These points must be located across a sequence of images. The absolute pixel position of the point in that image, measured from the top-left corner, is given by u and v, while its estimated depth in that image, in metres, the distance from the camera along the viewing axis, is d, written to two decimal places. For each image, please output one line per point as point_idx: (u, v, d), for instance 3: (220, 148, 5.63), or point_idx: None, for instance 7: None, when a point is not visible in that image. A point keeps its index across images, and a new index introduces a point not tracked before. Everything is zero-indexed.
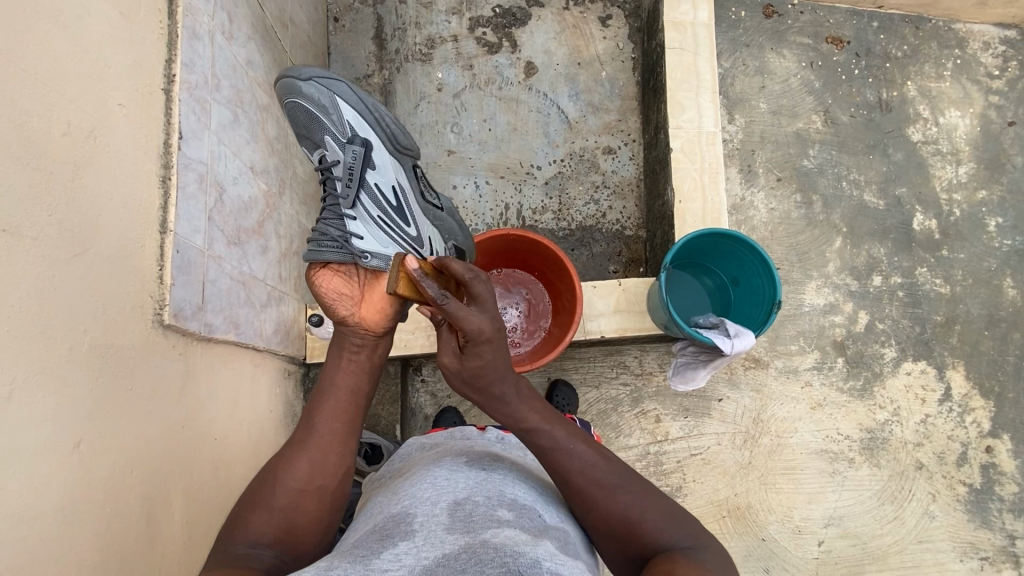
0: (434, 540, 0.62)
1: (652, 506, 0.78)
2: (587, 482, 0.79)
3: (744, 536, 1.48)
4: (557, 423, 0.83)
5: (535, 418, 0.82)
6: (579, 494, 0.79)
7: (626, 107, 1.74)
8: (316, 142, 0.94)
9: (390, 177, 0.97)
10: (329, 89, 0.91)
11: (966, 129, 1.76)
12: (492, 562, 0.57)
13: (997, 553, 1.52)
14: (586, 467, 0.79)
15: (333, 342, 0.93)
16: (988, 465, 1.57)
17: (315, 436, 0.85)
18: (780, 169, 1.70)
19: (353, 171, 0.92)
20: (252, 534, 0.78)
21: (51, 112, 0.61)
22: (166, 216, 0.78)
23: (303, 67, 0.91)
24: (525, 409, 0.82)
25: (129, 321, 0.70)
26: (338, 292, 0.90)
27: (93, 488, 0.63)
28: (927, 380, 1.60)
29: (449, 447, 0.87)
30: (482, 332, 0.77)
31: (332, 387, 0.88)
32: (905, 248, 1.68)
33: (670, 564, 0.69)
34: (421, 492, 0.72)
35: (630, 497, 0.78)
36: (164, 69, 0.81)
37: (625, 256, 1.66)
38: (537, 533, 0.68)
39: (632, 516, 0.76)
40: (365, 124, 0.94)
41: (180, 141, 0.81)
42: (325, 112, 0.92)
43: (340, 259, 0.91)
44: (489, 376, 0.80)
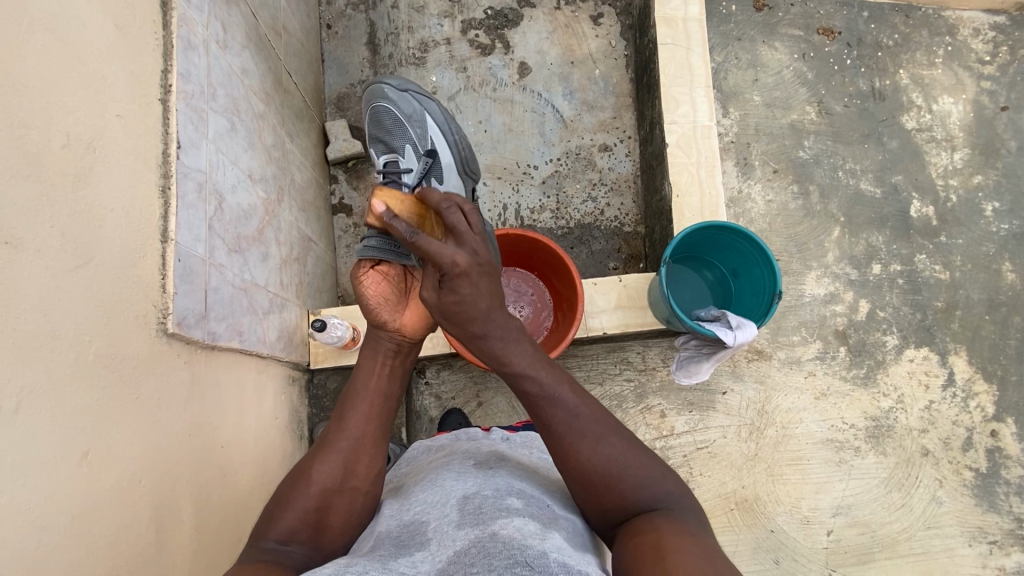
0: (445, 539, 0.63)
1: (637, 463, 0.77)
2: (567, 427, 0.78)
3: (753, 527, 1.48)
4: (547, 368, 0.80)
5: (523, 363, 0.79)
6: (560, 442, 0.77)
7: (621, 104, 1.74)
8: (394, 145, 1.06)
9: (453, 197, 1.10)
10: (420, 106, 1.07)
11: (959, 116, 1.76)
12: (501, 554, 0.57)
13: (1006, 536, 1.52)
14: (570, 417, 0.78)
15: (366, 345, 0.91)
16: (993, 449, 1.57)
17: (349, 436, 0.85)
18: (776, 161, 1.71)
19: (426, 184, 1.04)
20: (283, 530, 0.77)
21: (50, 125, 0.61)
22: (166, 226, 0.78)
23: (397, 78, 1.09)
24: (512, 351, 0.80)
25: (132, 331, 0.70)
26: (384, 296, 0.90)
27: (101, 499, 0.63)
28: (930, 366, 1.60)
29: (456, 447, 0.87)
30: (456, 264, 0.75)
31: (366, 390, 0.88)
32: (903, 235, 1.68)
33: (658, 535, 0.69)
34: (431, 496, 0.72)
35: (614, 449, 0.77)
36: (161, 80, 0.81)
37: (625, 252, 1.66)
38: (547, 521, 0.68)
39: (614, 471, 0.76)
40: (442, 139, 1.08)
41: (179, 150, 0.82)
42: (410, 121, 1.06)
43: (396, 261, 0.89)
44: (472, 313, 0.78)
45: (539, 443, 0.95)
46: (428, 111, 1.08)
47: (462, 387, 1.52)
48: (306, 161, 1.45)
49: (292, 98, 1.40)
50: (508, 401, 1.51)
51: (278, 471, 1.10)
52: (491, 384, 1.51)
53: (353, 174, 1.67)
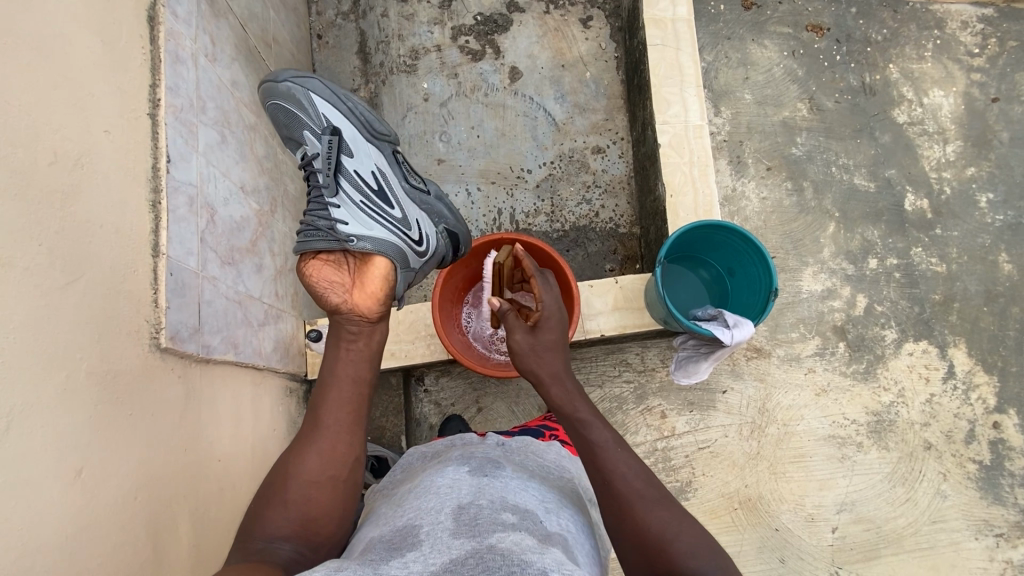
0: (440, 547, 0.62)
1: (688, 531, 0.78)
2: (626, 487, 0.82)
3: (758, 526, 1.48)
4: (607, 428, 0.90)
5: (587, 414, 0.92)
6: (618, 496, 0.82)
7: (613, 106, 1.75)
8: (297, 137, 1.02)
9: (369, 163, 1.03)
10: (302, 86, 1.00)
11: (950, 108, 1.77)
12: (500, 570, 0.57)
13: (1012, 529, 1.51)
14: (626, 471, 0.84)
15: (329, 335, 0.97)
16: (996, 441, 1.56)
17: (320, 426, 0.88)
18: (770, 158, 1.71)
19: (331, 160, 0.99)
20: (270, 531, 0.80)
21: (37, 142, 0.61)
22: (158, 240, 0.78)
23: (276, 68, 1.02)
24: (581, 404, 0.95)
25: (125, 346, 0.70)
26: (327, 283, 0.97)
27: (97, 518, 0.63)
28: (930, 359, 1.60)
29: (450, 454, 0.86)
30: (550, 312, 1.09)
31: (333, 377, 0.92)
32: (898, 229, 1.68)
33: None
34: (424, 501, 0.71)
35: (667, 515, 0.80)
36: (149, 95, 0.81)
37: (621, 253, 1.66)
38: (544, 539, 0.68)
39: (666, 533, 0.78)
40: (336, 112, 1.01)
41: (169, 164, 0.82)
42: (300, 107, 1.00)
43: (329, 247, 0.98)
44: (557, 355, 1.03)
45: (532, 447, 0.93)
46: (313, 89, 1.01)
47: (461, 394, 1.51)
48: (299, 171, 1.45)
49: None
50: (508, 406, 1.51)
51: None
52: (491, 389, 1.51)
53: None
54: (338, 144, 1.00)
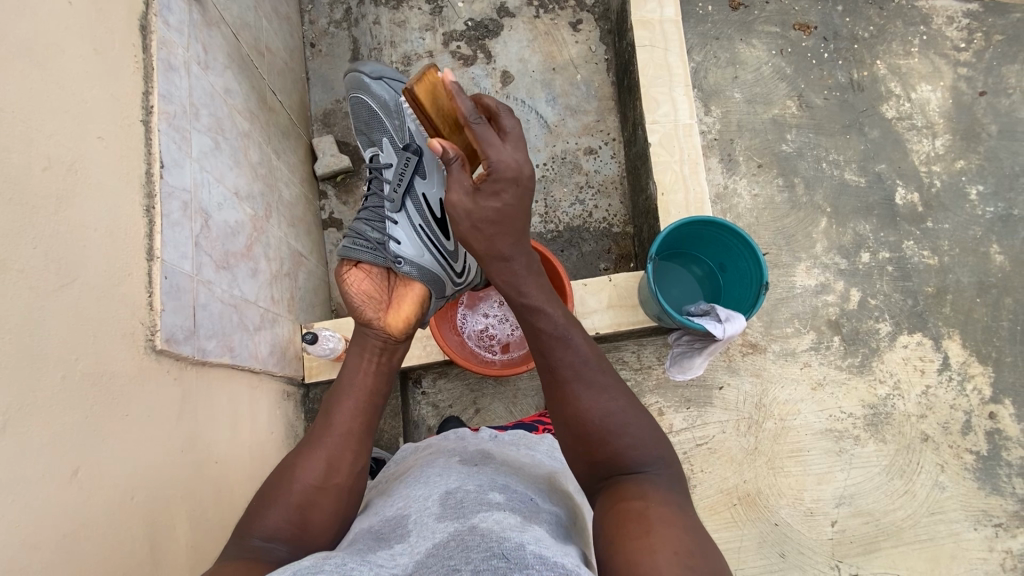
0: (426, 532, 0.63)
1: (631, 417, 0.83)
2: (574, 373, 0.85)
3: (757, 522, 1.48)
4: (559, 309, 0.89)
5: (540, 300, 0.88)
6: (561, 382, 0.85)
7: (604, 107, 1.76)
8: (372, 137, 1.05)
9: (438, 189, 1.06)
10: (398, 94, 1.03)
11: (938, 103, 1.78)
12: (479, 547, 0.57)
13: (1011, 519, 1.51)
14: (574, 359, 0.85)
15: (354, 343, 1.00)
16: (993, 432, 1.57)
17: (331, 433, 0.89)
18: (760, 156, 1.72)
19: (403, 177, 1.03)
20: (267, 527, 0.79)
21: (31, 148, 0.62)
22: (152, 244, 0.79)
23: (373, 64, 1.05)
24: (530, 288, 0.89)
25: (120, 348, 0.71)
26: (368, 294, 1.02)
27: (92, 516, 0.63)
28: (925, 351, 1.61)
29: (442, 447, 0.88)
30: (504, 167, 0.85)
31: (351, 387, 0.94)
32: (889, 223, 1.69)
33: (643, 503, 0.72)
34: (413, 492, 0.72)
35: (615, 405, 0.83)
36: (142, 101, 0.82)
37: (615, 253, 1.68)
38: (530, 515, 0.68)
39: (610, 423, 0.82)
40: (422, 130, 1.04)
41: (162, 170, 0.83)
42: (387, 115, 1.02)
43: (373, 261, 1.04)
44: (509, 218, 0.88)
45: (526, 441, 0.95)
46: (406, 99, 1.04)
47: (459, 395, 1.52)
48: (293, 177, 1.47)
49: (277, 115, 1.42)
50: (506, 407, 1.51)
51: None
52: (488, 390, 1.52)
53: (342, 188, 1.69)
54: (414, 163, 1.03)
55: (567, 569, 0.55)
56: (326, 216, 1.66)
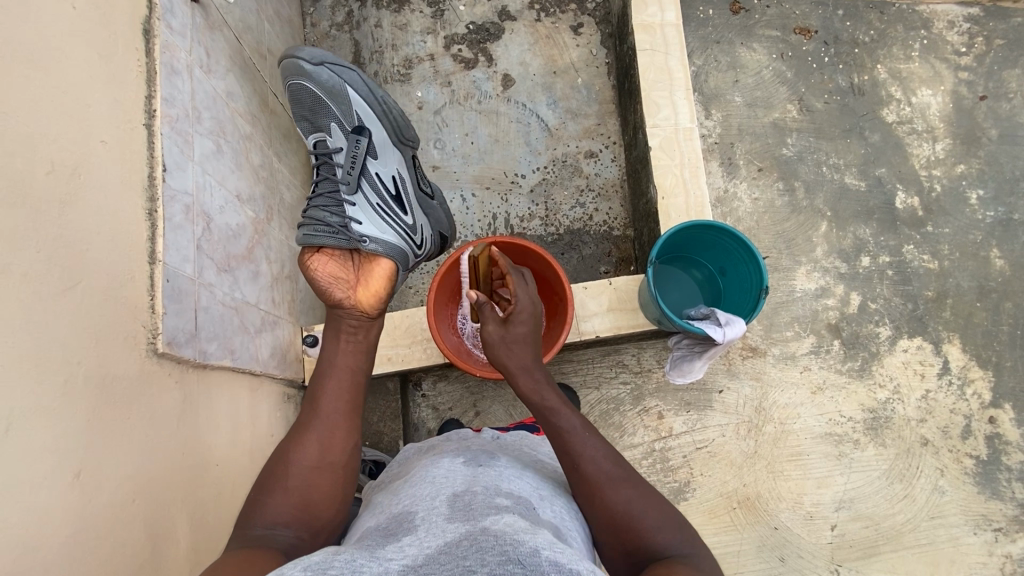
0: (435, 530, 0.63)
1: (658, 513, 0.79)
2: (597, 469, 0.82)
3: (757, 526, 1.48)
4: (576, 412, 0.88)
5: (556, 401, 0.89)
6: (589, 484, 0.81)
7: (604, 110, 1.77)
8: (319, 124, 1.07)
9: (390, 167, 1.11)
10: (339, 78, 1.05)
11: (938, 107, 1.79)
12: (492, 550, 0.57)
13: (1011, 523, 1.51)
14: (597, 456, 0.83)
15: (327, 329, 1.01)
16: (992, 436, 1.57)
17: (318, 414, 0.91)
18: (761, 160, 1.73)
19: (355, 159, 1.05)
20: (270, 517, 0.80)
21: (34, 152, 0.62)
22: (154, 247, 0.79)
23: (311, 50, 1.04)
24: (549, 392, 0.91)
25: (122, 351, 0.71)
26: (336, 276, 1.02)
27: (94, 518, 0.63)
28: (925, 355, 1.61)
29: (446, 447, 0.88)
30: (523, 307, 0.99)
31: (331, 368, 0.96)
32: (890, 227, 1.69)
33: (666, 572, 0.69)
34: (420, 491, 0.73)
35: (633, 494, 0.80)
36: (145, 105, 0.83)
37: (615, 256, 1.68)
38: (536, 520, 0.68)
39: (633, 516, 0.78)
40: (368, 111, 1.08)
41: (164, 173, 0.83)
42: (332, 98, 1.05)
43: (337, 244, 1.03)
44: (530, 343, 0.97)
45: (527, 442, 0.95)
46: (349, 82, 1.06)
47: (459, 398, 1.52)
48: (294, 180, 1.47)
49: (279, 118, 1.42)
50: (505, 409, 1.52)
51: None
52: (488, 393, 1.52)
53: None
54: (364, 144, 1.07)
55: (584, 573, 0.55)
56: None
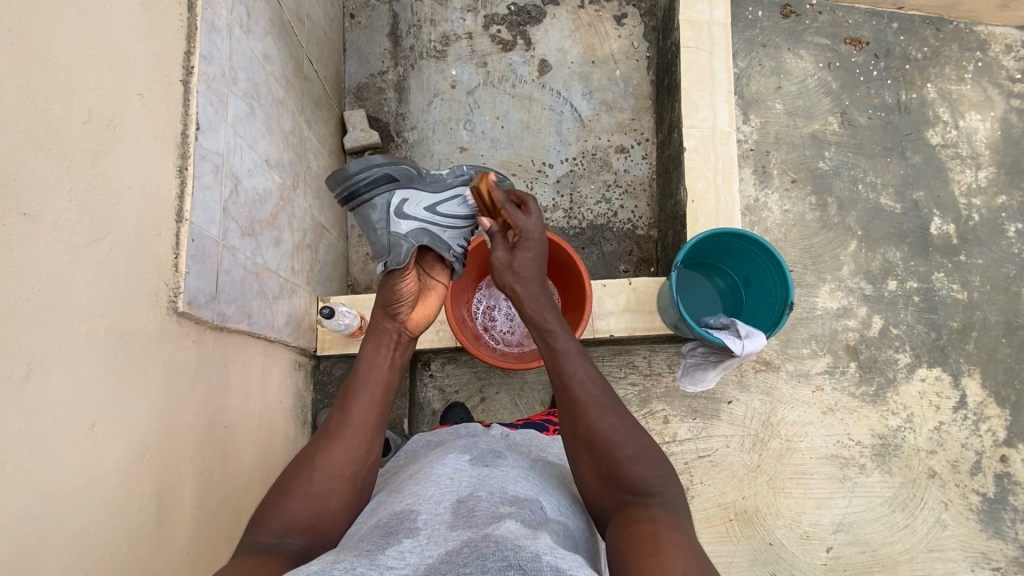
0: (437, 537, 0.63)
1: (642, 452, 0.79)
2: (582, 393, 0.83)
3: (751, 539, 1.47)
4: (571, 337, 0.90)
5: (554, 322, 0.90)
6: (575, 402, 0.83)
7: (640, 106, 1.73)
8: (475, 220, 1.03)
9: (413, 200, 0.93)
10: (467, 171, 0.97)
11: (986, 134, 1.73)
12: (494, 557, 0.57)
13: (1010, 563, 1.48)
14: (585, 381, 0.84)
15: (366, 338, 0.93)
16: (1002, 475, 1.54)
17: (350, 426, 0.83)
18: (795, 171, 1.68)
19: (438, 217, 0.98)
20: (285, 518, 0.75)
21: (72, 100, 0.62)
22: (182, 206, 0.79)
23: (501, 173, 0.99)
24: (548, 313, 0.91)
25: (143, 307, 0.71)
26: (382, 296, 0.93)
27: (105, 472, 0.64)
28: (942, 387, 1.58)
29: (453, 442, 0.87)
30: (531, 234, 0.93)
31: (367, 381, 0.88)
32: (921, 252, 1.65)
33: (654, 526, 0.68)
34: (424, 490, 0.73)
35: (615, 422, 0.81)
36: (183, 61, 0.82)
37: (636, 255, 1.65)
38: (539, 525, 0.68)
39: (613, 438, 0.79)
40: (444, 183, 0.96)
41: (197, 132, 0.82)
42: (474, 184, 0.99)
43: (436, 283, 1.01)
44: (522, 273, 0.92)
45: (536, 441, 0.95)
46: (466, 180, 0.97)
47: (466, 382, 1.52)
48: (322, 149, 1.46)
49: (312, 85, 1.41)
50: (511, 398, 1.52)
51: (279, 452, 1.11)
52: (496, 380, 1.52)
53: None
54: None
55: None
56: None
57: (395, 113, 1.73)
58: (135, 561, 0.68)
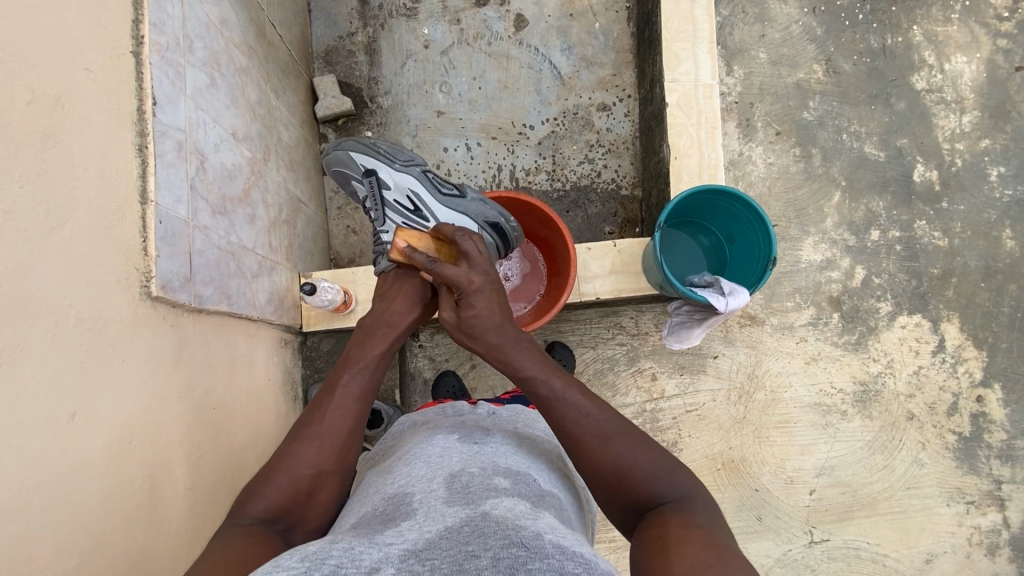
0: (434, 514, 0.63)
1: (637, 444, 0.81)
2: (580, 428, 0.81)
3: (737, 486, 1.53)
4: (557, 374, 0.86)
5: (533, 368, 0.86)
6: (568, 439, 0.81)
7: (621, 60, 1.68)
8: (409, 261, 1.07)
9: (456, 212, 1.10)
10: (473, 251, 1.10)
11: (971, 76, 1.70)
12: (496, 535, 0.57)
13: (984, 497, 1.56)
14: (580, 417, 0.81)
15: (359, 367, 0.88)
16: (978, 414, 1.59)
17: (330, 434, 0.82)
18: (780, 123, 1.66)
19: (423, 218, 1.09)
20: (265, 506, 0.75)
21: (12, 79, 0.58)
22: (145, 186, 0.76)
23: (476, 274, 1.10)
24: (524, 360, 0.87)
25: (113, 293, 0.69)
26: (417, 295, 0.98)
27: (93, 460, 0.64)
28: (922, 332, 1.61)
29: (442, 422, 0.87)
30: (468, 282, 0.90)
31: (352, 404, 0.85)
32: (904, 201, 1.65)
33: (663, 529, 0.69)
34: (415, 470, 0.72)
35: (626, 443, 0.79)
36: (132, 31, 0.77)
37: (621, 216, 1.64)
38: (533, 499, 0.69)
39: (630, 464, 0.78)
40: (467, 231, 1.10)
41: (154, 107, 0.79)
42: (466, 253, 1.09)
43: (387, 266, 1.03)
44: (485, 326, 0.90)
45: (524, 416, 0.93)
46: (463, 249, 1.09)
47: (456, 350, 1.53)
48: (292, 119, 1.41)
49: (277, 50, 1.35)
50: None
51: (272, 429, 1.13)
52: None
53: (343, 132, 1.65)
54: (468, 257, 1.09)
55: (588, 558, 0.56)
56: None
57: (367, 77, 1.66)
58: (132, 542, 0.69)
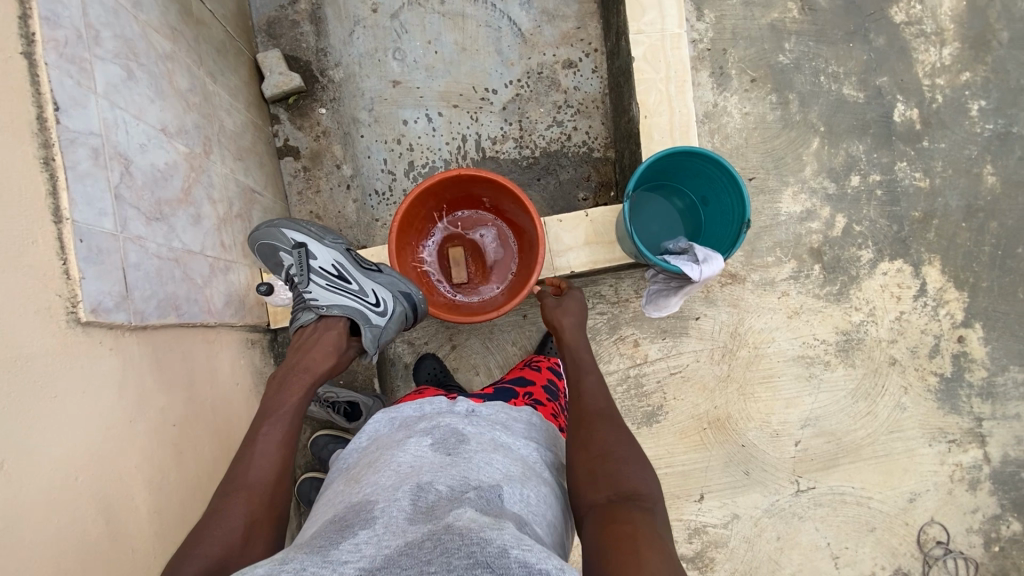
0: (395, 529, 0.61)
1: (619, 443, 0.82)
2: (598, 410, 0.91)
3: (724, 443, 1.54)
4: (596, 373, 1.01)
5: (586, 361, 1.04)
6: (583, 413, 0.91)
7: (585, 12, 1.57)
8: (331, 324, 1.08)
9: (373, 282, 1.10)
10: (391, 316, 1.10)
11: (950, 5, 1.62)
12: (458, 552, 0.55)
13: (964, 435, 1.59)
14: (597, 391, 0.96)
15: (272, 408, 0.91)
16: (959, 354, 1.60)
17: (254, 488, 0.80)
18: (755, 69, 1.58)
19: (345, 285, 1.09)
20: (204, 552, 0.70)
21: None
22: (58, 204, 0.70)
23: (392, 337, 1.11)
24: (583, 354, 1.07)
25: (33, 327, 0.64)
26: (334, 343, 1.06)
27: (32, 505, 0.61)
28: (904, 278, 1.59)
29: (415, 424, 0.84)
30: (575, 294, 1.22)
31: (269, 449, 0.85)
32: (884, 143, 1.60)
33: (632, 527, 0.68)
34: (382, 479, 0.70)
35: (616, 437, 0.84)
36: (20, 27, 0.68)
37: (595, 180, 1.57)
38: (499, 511, 0.66)
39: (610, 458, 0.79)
40: (385, 298, 1.09)
41: (58, 113, 0.71)
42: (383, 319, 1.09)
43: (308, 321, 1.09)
44: (573, 309, 1.17)
45: (501, 416, 0.89)
46: (380, 314, 1.09)
47: (434, 332, 1.50)
48: (235, 102, 1.32)
49: (208, 28, 1.24)
50: (482, 342, 1.50)
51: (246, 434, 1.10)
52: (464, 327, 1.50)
53: (295, 111, 1.54)
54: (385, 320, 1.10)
55: (553, 572, 0.53)
56: (281, 143, 1.53)
57: (315, 49, 1.54)
58: None
